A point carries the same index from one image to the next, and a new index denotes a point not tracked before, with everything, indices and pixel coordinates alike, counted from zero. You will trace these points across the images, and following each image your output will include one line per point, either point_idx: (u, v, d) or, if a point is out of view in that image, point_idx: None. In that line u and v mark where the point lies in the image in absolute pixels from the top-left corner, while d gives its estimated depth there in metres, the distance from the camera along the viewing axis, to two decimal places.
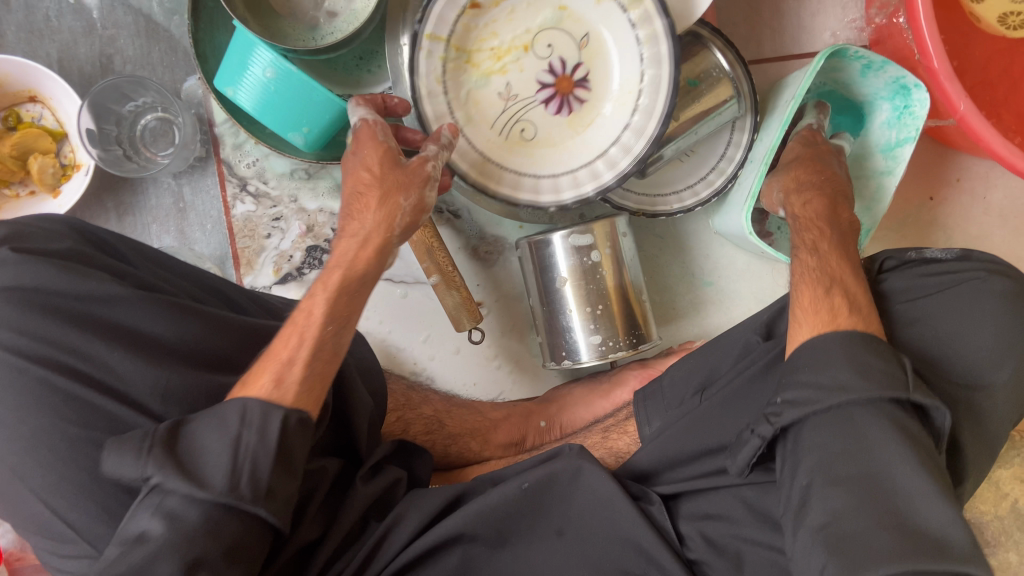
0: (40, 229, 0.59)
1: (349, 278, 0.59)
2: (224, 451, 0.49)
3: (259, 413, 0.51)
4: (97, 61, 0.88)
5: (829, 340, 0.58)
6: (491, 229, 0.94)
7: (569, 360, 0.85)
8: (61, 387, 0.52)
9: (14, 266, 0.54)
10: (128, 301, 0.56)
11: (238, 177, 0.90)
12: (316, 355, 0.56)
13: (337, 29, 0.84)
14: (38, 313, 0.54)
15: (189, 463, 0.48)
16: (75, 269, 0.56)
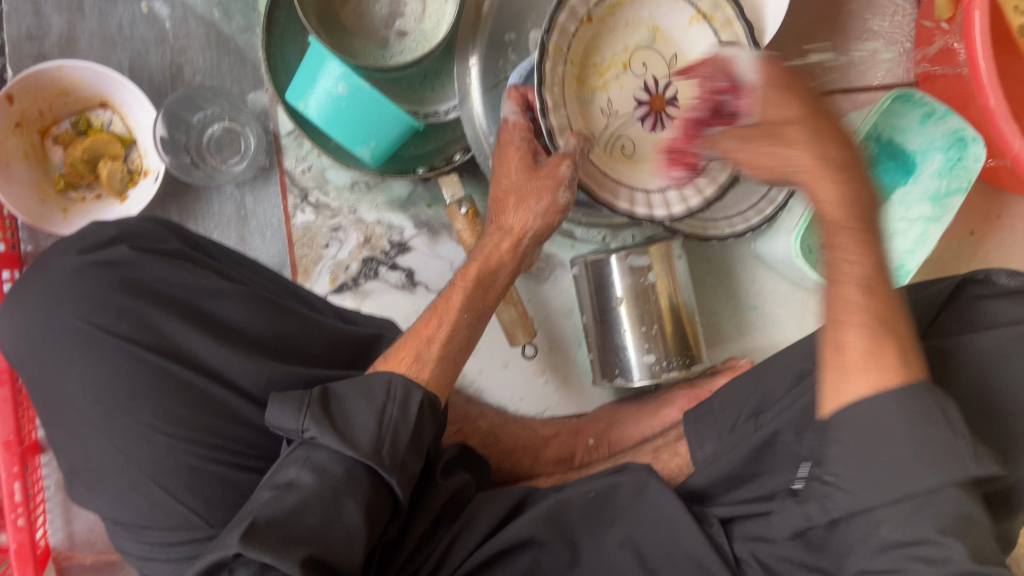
0: (157, 233, 0.64)
1: (485, 275, 0.66)
2: (371, 417, 0.52)
3: (401, 390, 0.54)
4: (168, 70, 0.90)
5: (881, 410, 0.47)
6: (545, 248, 0.96)
7: (621, 378, 0.87)
8: (176, 374, 0.57)
9: (138, 266, 0.60)
10: (228, 301, 0.61)
11: (299, 187, 0.91)
12: (453, 337, 0.61)
13: (406, 49, 0.87)
14: (156, 305, 0.59)
15: (338, 422, 0.51)
16: (189, 266, 0.61)
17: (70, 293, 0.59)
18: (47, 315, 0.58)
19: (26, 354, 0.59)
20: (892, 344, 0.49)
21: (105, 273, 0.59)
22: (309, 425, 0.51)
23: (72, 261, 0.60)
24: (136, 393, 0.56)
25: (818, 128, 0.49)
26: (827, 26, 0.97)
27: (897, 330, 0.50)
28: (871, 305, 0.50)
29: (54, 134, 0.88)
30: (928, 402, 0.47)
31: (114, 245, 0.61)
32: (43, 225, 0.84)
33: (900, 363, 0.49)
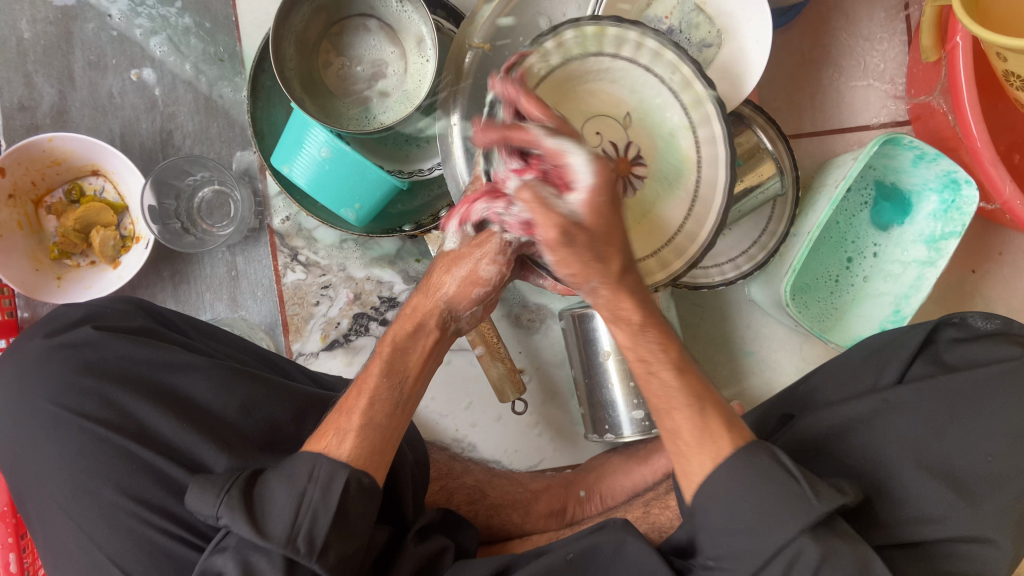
0: (125, 314, 0.68)
1: (399, 341, 0.63)
2: (289, 503, 0.52)
3: (326, 471, 0.54)
4: (158, 136, 0.91)
5: (727, 486, 0.51)
6: (535, 298, 0.96)
7: (611, 434, 0.86)
8: (135, 450, 0.59)
9: (100, 345, 0.63)
10: (187, 374, 0.63)
11: (289, 247, 0.92)
12: (374, 405, 0.60)
13: (389, 109, 0.87)
14: (117, 385, 0.62)
15: (254, 509, 0.52)
16: (148, 342, 0.64)
17: (38, 377, 0.63)
18: (23, 398, 0.63)
19: (10, 434, 0.63)
20: (721, 425, 0.54)
21: (72, 356, 0.63)
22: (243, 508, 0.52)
23: (40, 346, 0.65)
24: (100, 473, 0.59)
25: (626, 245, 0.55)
26: (817, 66, 0.96)
27: (713, 403, 0.55)
28: (681, 382, 0.56)
29: (48, 204, 0.90)
30: (758, 450, 0.52)
31: (80, 327, 0.65)
32: (38, 294, 0.86)
33: (725, 429, 0.54)
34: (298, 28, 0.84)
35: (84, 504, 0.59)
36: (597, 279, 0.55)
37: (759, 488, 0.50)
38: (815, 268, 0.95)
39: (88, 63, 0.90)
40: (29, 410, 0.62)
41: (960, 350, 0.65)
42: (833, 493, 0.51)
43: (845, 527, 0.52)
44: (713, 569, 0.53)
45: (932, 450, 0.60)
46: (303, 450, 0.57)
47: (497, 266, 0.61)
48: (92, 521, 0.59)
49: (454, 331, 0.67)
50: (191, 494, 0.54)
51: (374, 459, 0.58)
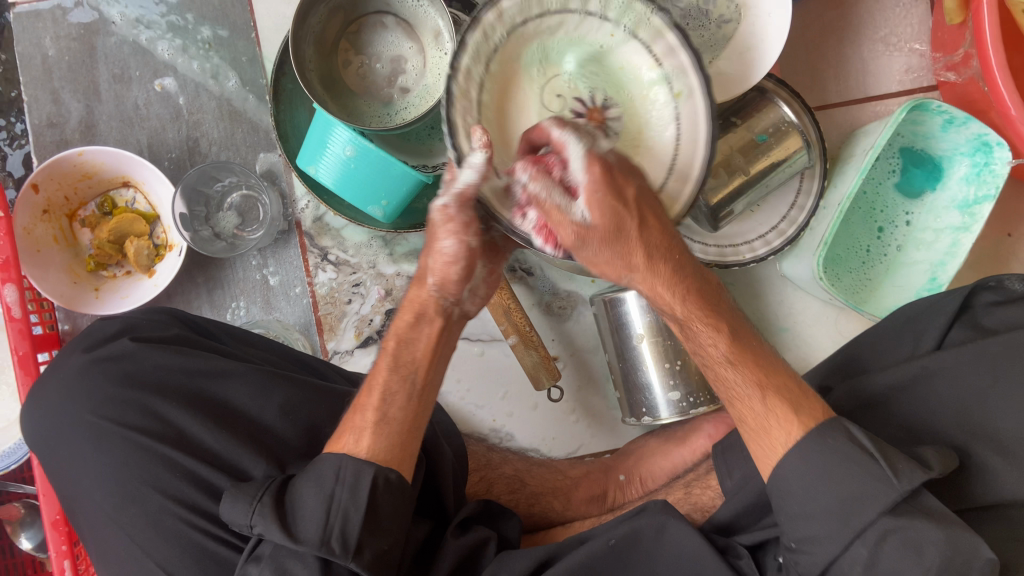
0: (162, 324, 0.69)
1: (404, 335, 0.63)
2: (318, 507, 0.54)
3: (352, 472, 0.55)
4: (184, 145, 0.92)
5: (807, 462, 0.56)
6: (565, 285, 0.95)
7: (649, 417, 0.86)
8: (177, 458, 0.60)
9: (137, 356, 0.65)
10: (226, 381, 0.64)
11: (319, 247, 0.93)
12: (386, 401, 0.61)
13: (410, 105, 0.87)
14: (156, 394, 0.63)
15: (285, 515, 0.54)
16: (185, 352, 0.65)
17: (80, 389, 0.64)
18: (67, 411, 0.64)
19: (58, 446, 0.64)
20: (785, 413, 0.58)
21: (114, 367, 0.64)
22: (286, 512, 0.54)
23: (78, 360, 0.66)
24: (145, 481, 0.60)
25: (655, 233, 0.57)
26: (838, 36, 0.95)
27: (776, 388, 0.59)
28: (741, 375, 0.60)
29: (81, 217, 0.92)
30: (834, 429, 0.56)
31: (118, 339, 0.67)
32: (78, 306, 0.87)
33: (796, 412, 0.58)
34: (317, 30, 0.84)
35: (133, 510, 0.60)
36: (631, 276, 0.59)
37: (837, 471, 0.54)
38: (841, 241, 0.94)
39: (113, 77, 0.92)
40: (77, 420, 0.64)
41: (1001, 315, 0.64)
42: (914, 471, 0.53)
43: (939, 508, 0.54)
44: (790, 535, 0.57)
45: (976, 411, 0.59)
46: (323, 453, 0.58)
47: (456, 237, 0.58)
48: (143, 530, 0.60)
49: (463, 315, 0.65)
50: (225, 503, 0.56)
51: (394, 453, 0.59)
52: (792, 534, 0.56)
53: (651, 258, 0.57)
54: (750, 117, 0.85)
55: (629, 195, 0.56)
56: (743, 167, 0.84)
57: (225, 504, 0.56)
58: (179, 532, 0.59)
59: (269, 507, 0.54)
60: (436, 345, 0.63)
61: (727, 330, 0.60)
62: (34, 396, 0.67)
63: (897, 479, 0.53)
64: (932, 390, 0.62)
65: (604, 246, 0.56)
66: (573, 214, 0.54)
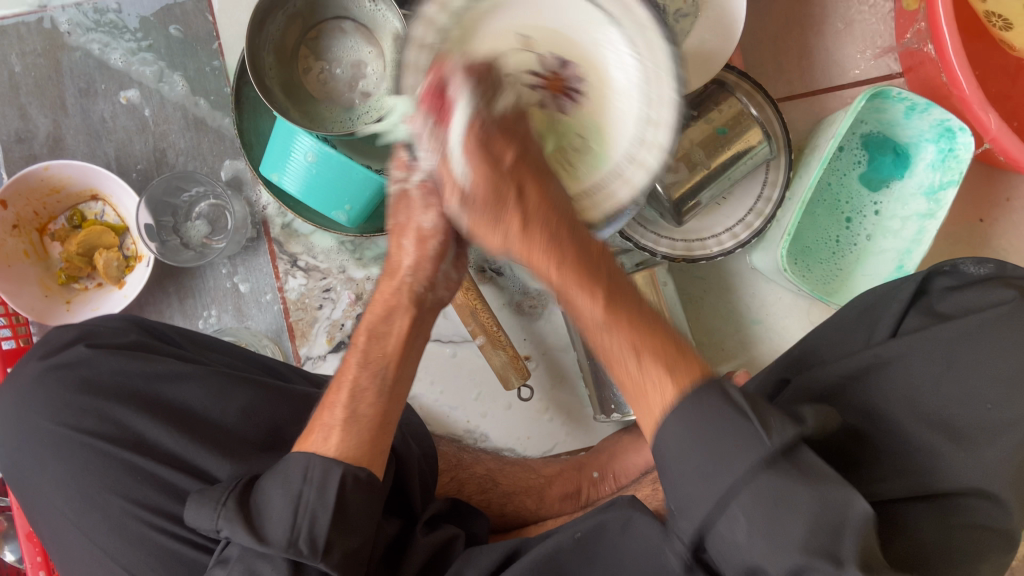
0: (120, 331, 0.69)
1: (376, 326, 0.63)
2: (284, 507, 0.52)
3: (320, 470, 0.54)
4: (151, 156, 0.93)
5: (676, 429, 0.49)
6: (534, 284, 0.95)
7: (618, 412, 0.87)
8: (137, 463, 0.61)
9: (93, 362, 0.65)
10: (185, 383, 0.64)
11: (288, 253, 0.94)
12: (355, 399, 0.60)
13: (371, 108, 0.88)
14: (116, 399, 0.63)
15: (252, 516, 0.53)
16: (141, 357, 0.66)
17: (37, 399, 0.65)
18: (27, 421, 0.65)
19: (19, 457, 0.65)
20: (657, 361, 0.51)
21: (70, 375, 0.65)
22: (259, 513, 0.53)
23: (36, 367, 0.66)
24: (105, 485, 0.61)
25: (534, 205, 0.53)
26: (802, 26, 0.95)
27: (651, 344, 0.51)
28: (616, 340, 0.52)
29: (52, 231, 0.92)
30: (709, 392, 0.49)
31: (74, 345, 0.67)
32: (49, 319, 0.88)
33: (671, 367, 0.50)
34: (276, 38, 0.85)
35: (94, 517, 0.61)
36: (501, 240, 0.55)
37: (703, 431, 0.48)
38: (824, 223, 0.94)
39: (79, 91, 0.93)
40: (34, 432, 0.64)
41: (958, 299, 0.64)
42: (787, 425, 0.47)
43: (817, 463, 0.48)
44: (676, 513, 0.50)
45: (932, 397, 0.59)
46: (293, 451, 0.57)
47: (436, 215, 0.60)
48: (107, 533, 0.60)
49: (434, 302, 0.65)
50: (190, 510, 0.55)
51: (364, 454, 0.57)
52: (674, 501, 0.50)
53: (525, 214, 0.53)
54: (711, 108, 0.85)
55: (519, 145, 0.55)
56: (704, 161, 0.84)
57: (193, 508, 0.54)
58: (140, 538, 0.59)
59: (233, 511, 0.53)
60: (408, 339, 0.63)
61: (603, 294, 0.53)
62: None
63: (768, 437, 0.47)
64: (894, 377, 0.60)
65: (480, 211, 0.54)
66: (459, 178, 0.54)
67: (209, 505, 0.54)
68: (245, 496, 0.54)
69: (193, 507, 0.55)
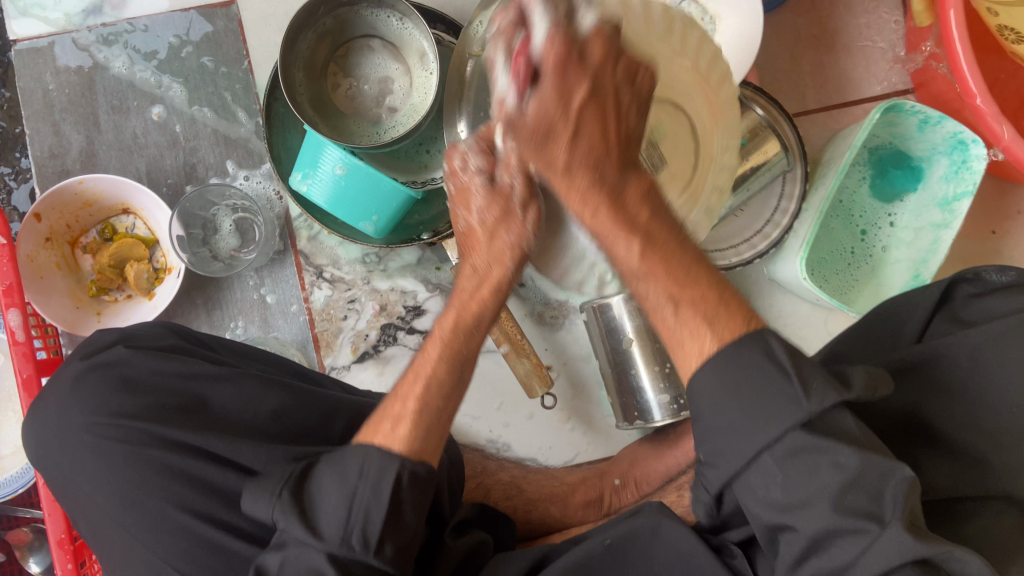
0: (155, 333, 0.71)
1: (464, 321, 0.60)
2: (340, 503, 0.52)
3: (376, 467, 0.53)
4: (181, 170, 0.95)
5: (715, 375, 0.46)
6: (556, 295, 0.97)
7: (642, 420, 0.88)
8: (173, 461, 0.62)
9: (132, 362, 0.67)
10: (221, 384, 0.66)
11: (314, 265, 0.95)
12: (424, 401, 0.58)
13: (399, 123, 0.90)
14: (157, 394, 0.65)
15: (307, 512, 0.53)
16: (179, 359, 0.67)
17: (76, 397, 0.66)
18: (65, 420, 0.66)
19: (58, 457, 0.66)
20: (703, 319, 0.48)
21: (109, 375, 0.66)
22: (316, 506, 0.53)
23: (76, 367, 0.68)
24: (139, 486, 0.62)
25: (607, 108, 0.51)
26: (816, 43, 0.97)
27: (692, 295, 0.49)
28: (656, 282, 0.50)
29: (83, 244, 0.94)
30: (752, 347, 0.46)
31: (113, 347, 0.69)
32: (80, 329, 0.90)
33: (708, 322, 0.48)
34: (306, 54, 0.87)
35: (134, 514, 0.62)
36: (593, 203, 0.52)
37: (742, 382, 0.45)
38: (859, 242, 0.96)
39: (112, 108, 0.95)
40: (71, 433, 0.65)
41: (982, 304, 0.65)
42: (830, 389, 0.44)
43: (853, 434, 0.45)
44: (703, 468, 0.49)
45: (953, 399, 0.60)
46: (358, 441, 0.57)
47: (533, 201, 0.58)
48: (144, 525, 0.61)
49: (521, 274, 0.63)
50: (248, 498, 0.56)
51: (428, 444, 0.57)
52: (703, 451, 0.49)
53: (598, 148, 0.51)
54: None
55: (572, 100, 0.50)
56: None
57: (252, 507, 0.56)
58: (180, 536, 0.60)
59: (285, 504, 0.53)
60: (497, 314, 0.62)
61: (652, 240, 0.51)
62: (34, 411, 0.69)
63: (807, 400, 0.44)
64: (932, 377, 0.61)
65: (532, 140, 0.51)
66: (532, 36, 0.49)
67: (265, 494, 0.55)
68: (301, 488, 0.55)
69: (251, 495, 0.56)
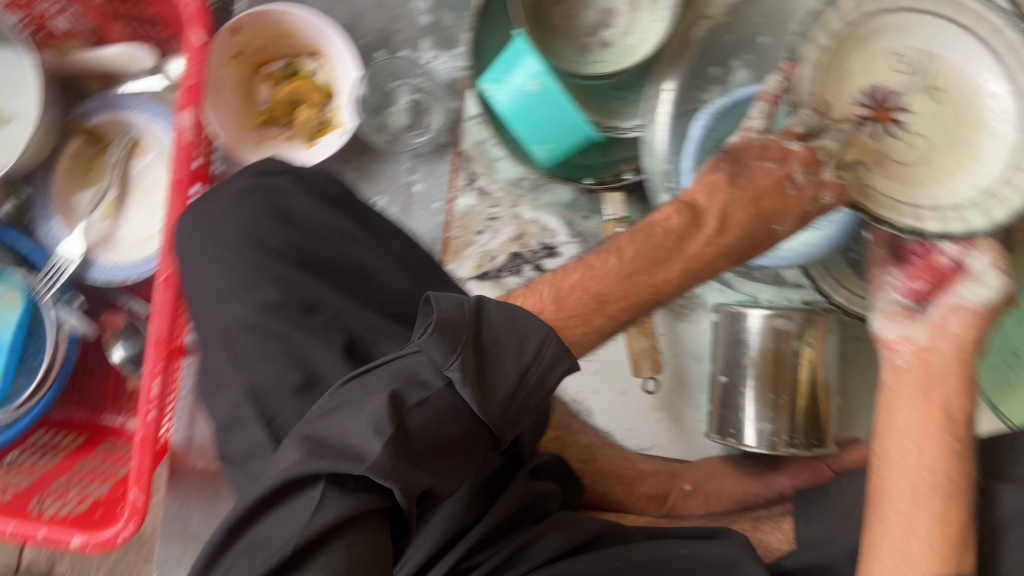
0: (326, 179, 0.70)
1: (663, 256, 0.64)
2: (515, 371, 0.48)
3: (553, 353, 0.49)
4: (380, 34, 0.94)
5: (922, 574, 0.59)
6: (693, 286, 0.92)
7: (734, 439, 0.84)
8: (306, 314, 0.60)
9: (297, 200, 0.66)
10: (375, 258, 0.65)
11: (470, 170, 0.94)
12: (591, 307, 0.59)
13: (606, 59, 0.85)
14: (307, 236, 0.65)
15: (482, 370, 0.47)
16: (343, 215, 0.67)
17: (233, 209, 0.65)
18: (216, 228, 0.65)
19: (196, 259, 0.65)
20: (947, 532, 0.61)
21: (270, 201, 0.66)
22: (494, 363, 0.48)
23: (243, 181, 0.67)
24: (259, 323, 0.60)
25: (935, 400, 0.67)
26: None
27: (959, 528, 0.61)
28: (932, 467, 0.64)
29: (265, 72, 0.93)
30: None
31: (283, 176, 0.68)
32: (237, 151, 0.89)
33: (952, 540, 0.61)
34: None
35: (250, 343, 0.60)
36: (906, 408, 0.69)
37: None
38: None
39: None
40: (215, 247, 0.64)
41: None
42: None
43: None
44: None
45: None
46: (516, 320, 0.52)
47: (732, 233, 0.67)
48: (243, 346, 0.60)
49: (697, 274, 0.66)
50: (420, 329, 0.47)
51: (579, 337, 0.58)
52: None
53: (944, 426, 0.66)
54: None
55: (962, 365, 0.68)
56: None
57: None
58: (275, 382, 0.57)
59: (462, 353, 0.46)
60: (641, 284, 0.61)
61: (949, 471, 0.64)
62: (195, 210, 0.68)
63: None
64: None
65: (908, 378, 0.70)
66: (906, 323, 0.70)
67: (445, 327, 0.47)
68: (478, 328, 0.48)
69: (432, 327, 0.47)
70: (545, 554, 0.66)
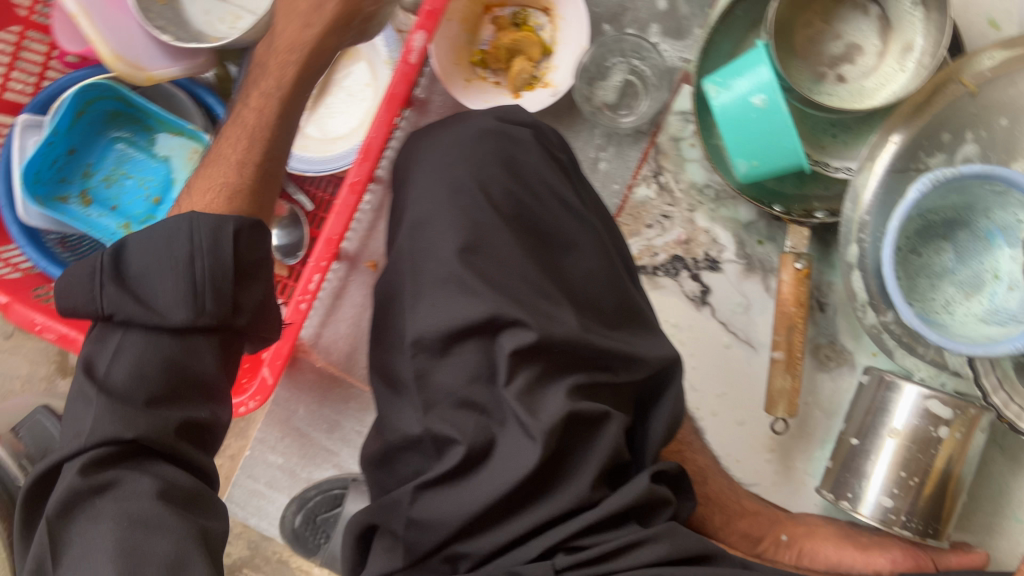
0: (553, 139, 0.74)
1: None
2: (171, 275, 0.58)
3: (205, 233, 0.60)
4: (612, 9, 0.95)
5: None
6: (845, 341, 0.91)
7: (849, 503, 0.83)
8: (505, 259, 0.64)
9: (529, 153, 0.70)
10: (581, 229, 0.69)
11: (658, 163, 0.95)
12: None
13: (838, 94, 0.85)
14: (525, 191, 0.68)
15: (137, 293, 0.58)
16: (565, 182, 0.70)
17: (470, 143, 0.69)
18: (447, 156, 0.69)
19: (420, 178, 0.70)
20: None
21: (503, 146, 0.69)
22: (145, 286, 0.59)
23: (487, 121, 0.71)
24: (455, 256, 0.63)
25: None
26: None
27: None
28: None
29: (494, 15, 0.95)
30: None
31: (524, 129, 0.71)
32: (448, 83, 0.91)
33: None
34: None
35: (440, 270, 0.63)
36: None
37: None
38: None
39: None
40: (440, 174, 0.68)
41: None
42: None
43: None
44: None
45: None
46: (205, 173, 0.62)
47: None
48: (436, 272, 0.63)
49: None
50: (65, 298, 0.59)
51: None
52: None
53: None
54: None
55: None
56: None
57: (516, 349, 0.60)
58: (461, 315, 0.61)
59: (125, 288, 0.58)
60: None
61: None
62: (435, 137, 0.73)
63: None
64: None
65: None
66: None
67: (148, 251, 0.59)
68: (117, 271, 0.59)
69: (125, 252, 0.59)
70: (639, 561, 0.58)
